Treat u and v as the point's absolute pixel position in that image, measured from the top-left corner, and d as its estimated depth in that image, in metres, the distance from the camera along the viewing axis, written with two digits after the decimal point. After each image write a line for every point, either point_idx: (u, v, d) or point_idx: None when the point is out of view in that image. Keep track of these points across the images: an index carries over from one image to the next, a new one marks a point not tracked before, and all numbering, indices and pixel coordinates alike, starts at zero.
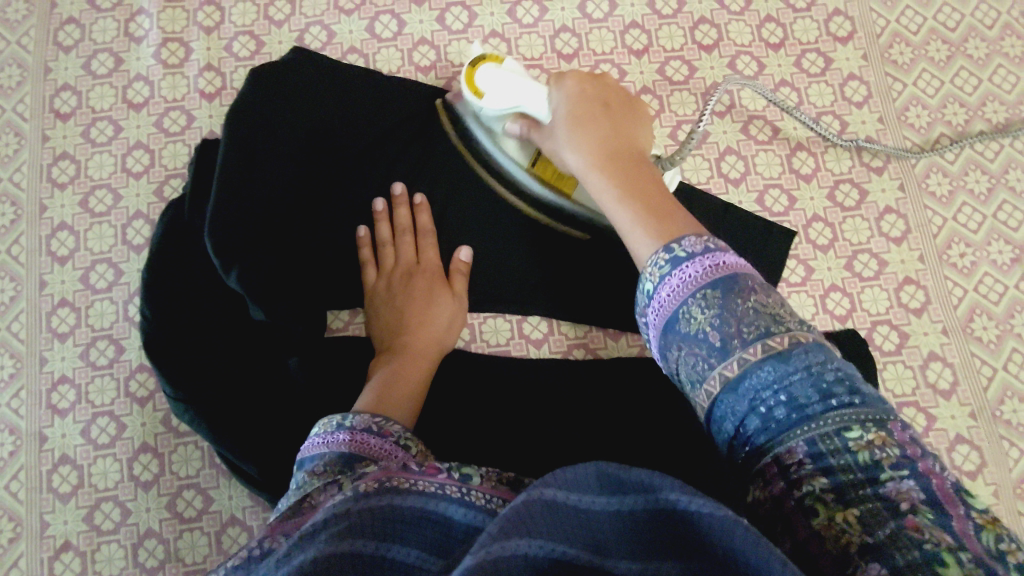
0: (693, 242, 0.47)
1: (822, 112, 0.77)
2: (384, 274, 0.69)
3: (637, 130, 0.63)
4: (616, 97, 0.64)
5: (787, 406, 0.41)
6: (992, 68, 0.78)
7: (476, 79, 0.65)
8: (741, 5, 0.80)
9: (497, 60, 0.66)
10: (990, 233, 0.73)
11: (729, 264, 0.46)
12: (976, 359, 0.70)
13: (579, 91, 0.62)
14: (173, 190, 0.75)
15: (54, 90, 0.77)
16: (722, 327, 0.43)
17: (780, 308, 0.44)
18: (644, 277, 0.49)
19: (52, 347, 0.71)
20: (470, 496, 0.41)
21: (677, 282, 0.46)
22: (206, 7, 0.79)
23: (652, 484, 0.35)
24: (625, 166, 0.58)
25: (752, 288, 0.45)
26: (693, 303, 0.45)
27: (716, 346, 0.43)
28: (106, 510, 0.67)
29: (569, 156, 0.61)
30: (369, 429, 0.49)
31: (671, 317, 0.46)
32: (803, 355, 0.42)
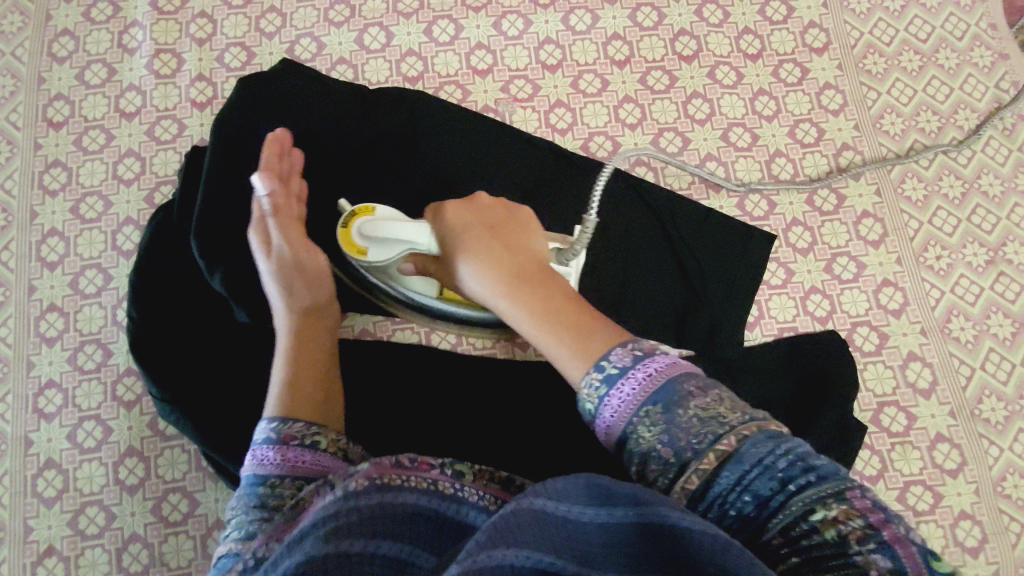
0: (621, 354, 0.47)
1: (800, 120, 0.79)
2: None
3: (529, 240, 0.61)
4: (493, 210, 0.63)
5: (753, 502, 0.40)
6: (963, 77, 0.80)
7: (355, 239, 0.64)
8: (720, 18, 0.82)
9: (367, 210, 0.65)
10: (965, 236, 0.75)
11: (661, 371, 0.45)
12: (954, 359, 0.71)
13: (461, 220, 0.62)
14: (163, 196, 0.76)
15: (48, 99, 0.79)
16: (671, 443, 0.43)
17: (723, 405, 0.43)
18: (582, 400, 0.47)
19: (40, 352, 0.71)
20: (464, 492, 0.44)
21: (617, 402, 0.45)
22: (198, 19, 0.81)
23: (640, 498, 0.38)
24: (532, 281, 0.56)
25: (692, 393, 0.43)
26: (638, 422, 0.44)
27: (671, 463, 0.42)
28: (91, 515, 0.67)
29: (472, 282, 0.59)
30: (266, 441, 0.51)
31: (620, 434, 0.45)
32: (751, 449, 0.40)
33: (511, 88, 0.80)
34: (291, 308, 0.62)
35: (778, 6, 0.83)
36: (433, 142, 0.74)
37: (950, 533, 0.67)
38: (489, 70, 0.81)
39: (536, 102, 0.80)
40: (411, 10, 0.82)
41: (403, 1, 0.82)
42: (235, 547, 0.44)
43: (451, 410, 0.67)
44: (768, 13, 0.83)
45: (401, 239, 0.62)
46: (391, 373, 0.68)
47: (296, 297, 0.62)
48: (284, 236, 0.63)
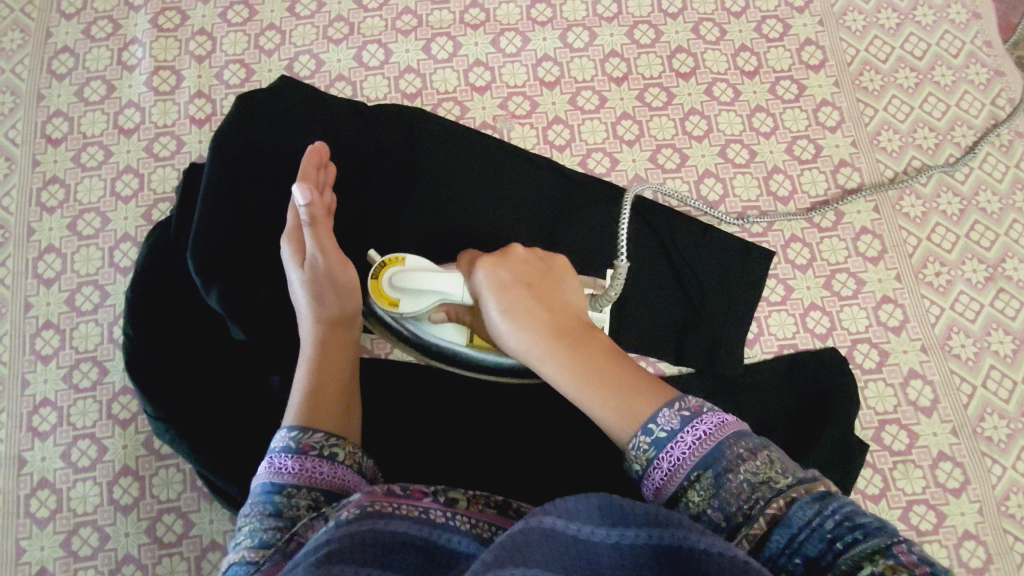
0: (668, 416, 0.45)
1: (797, 136, 0.79)
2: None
3: (563, 296, 0.57)
4: (525, 265, 0.58)
5: (803, 565, 0.38)
6: (959, 94, 0.80)
7: (386, 291, 0.62)
8: (717, 35, 0.83)
9: (398, 259, 0.63)
10: (964, 252, 0.75)
11: (711, 433, 0.44)
12: (956, 377, 0.71)
13: (496, 276, 0.56)
14: (161, 213, 0.76)
15: (47, 116, 0.79)
16: (721, 507, 0.42)
17: (773, 468, 0.42)
18: (631, 461, 0.46)
19: (35, 370, 0.71)
20: (454, 521, 0.43)
21: (667, 466, 0.44)
22: (198, 37, 0.81)
23: (657, 517, 0.37)
24: (574, 341, 0.52)
25: (740, 455, 0.43)
26: (689, 487, 0.43)
27: (723, 529, 0.42)
28: (85, 536, 0.66)
29: (505, 337, 0.54)
30: (284, 450, 0.50)
31: (670, 498, 0.44)
32: (800, 512, 0.39)
33: (509, 105, 0.80)
34: (318, 318, 0.60)
35: (775, 23, 0.83)
36: (432, 162, 0.74)
37: (954, 554, 0.66)
38: (487, 87, 0.81)
39: (535, 119, 0.80)
40: (410, 28, 0.82)
41: (402, 19, 0.83)
42: (247, 556, 0.43)
43: (446, 434, 0.66)
44: (764, 31, 0.83)
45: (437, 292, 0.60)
46: (386, 396, 0.68)
47: (325, 309, 0.60)
48: (319, 245, 0.60)
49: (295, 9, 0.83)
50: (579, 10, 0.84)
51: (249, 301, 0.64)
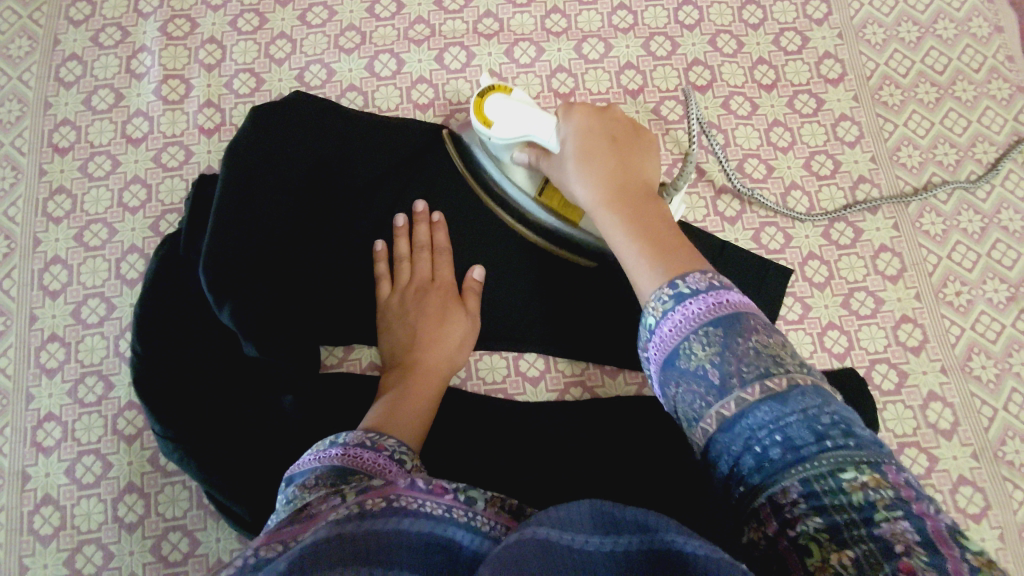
0: (697, 279, 0.47)
1: (815, 152, 0.78)
2: (398, 289, 0.69)
3: (642, 159, 0.61)
4: (618, 130, 0.62)
5: (782, 446, 0.40)
6: (980, 109, 0.79)
7: (485, 108, 0.63)
8: (734, 48, 0.82)
9: (505, 90, 0.64)
10: (985, 271, 0.74)
11: (735, 303, 0.45)
12: (976, 399, 0.70)
13: (585, 129, 0.60)
14: (169, 225, 0.75)
15: (54, 124, 0.78)
16: (722, 366, 0.43)
17: (783, 350, 0.44)
18: (647, 312, 0.48)
19: (40, 384, 0.69)
20: (476, 521, 0.38)
21: (680, 318, 0.46)
22: (207, 45, 0.80)
23: (646, 524, 0.36)
24: (637, 207, 0.57)
25: (754, 329, 0.44)
26: (694, 340, 0.45)
27: (714, 384, 0.43)
28: (89, 554, 0.65)
29: (579, 189, 0.59)
30: (362, 444, 0.50)
31: (673, 351, 0.46)
32: (799, 397, 0.41)
33: None
34: (441, 358, 0.66)
35: (793, 36, 0.82)
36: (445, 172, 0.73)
37: None
38: None
39: None
40: (423, 37, 0.81)
41: (415, 29, 0.82)
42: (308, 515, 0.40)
43: (458, 446, 0.67)
44: (782, 43, 0.82)
45: (529, 130, 0.61)
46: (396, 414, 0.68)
47: (456, 356, 0.67)
48: (470, 306, 0.69)
49: (306, 18, 0.82)
50: (594, 21, 0.82)
51: (259, 317, 0.62)
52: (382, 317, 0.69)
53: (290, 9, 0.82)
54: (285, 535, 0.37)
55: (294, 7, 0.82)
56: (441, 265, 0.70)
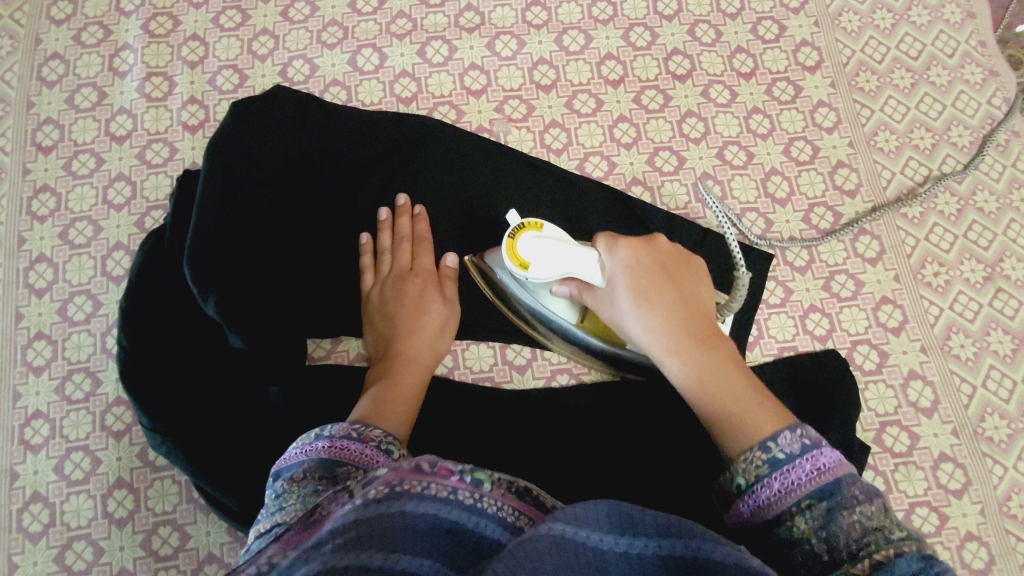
0: (789, 439, 0.46)
1: (794, 138, 0.79)
2: (380, 280, 0.69)
3: (695, 292, 0.60)
4: (664, 259, 0.61)
5: None
6: (955, 94, 0.81)
7: (519, 251, 0.61)
8: (713, 37, 0.83)
9: (536, 225, 0.62)
10: (962, 252, 0.75)
11: (833, 466, 0.45)
12: (955, 377, 0.71)
13: (633, 261, 0.60)
14: (154, 221, 0.75)
15: (37, 123, 0.78)
16: (829, 540, 0.42)
17: (888, 520, 0.42)
18: (737, 472, 0.47)
19: (27, 382, 0.69)
20: (482, 503, 0.38)
21: (779, 485, 0.45)
22: (190, 42, 0.80)
23: (667, 528, 0.36)
24: (703, 348, 0.55)
25: (857, 497, 0.43)
26: (796, 510, 0.44)
27: (823, 560, 0.41)
28: (79, 550, 0.65)
29: (638, 331, 0.58)
30: (349, 436, 0.49)
31: (775, 517, 0.45)
32: (907, 563, 0.38)
33: (506, 108, 0.80)
34: (425, 347, 0.66)
35: (770, 25, 0.83)
36: (431, 165, 0.74)
37: (957, 555, 0.66)
38: (483, 91, 0.80)
39: (531, 122, 0.79)
40: (405, 31, 0.82)
41: (397, 23, 0.82)
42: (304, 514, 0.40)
43: (449, 436, 0.67)
44: (760, 32, 0.83)
45: (569, 266, 0.60)
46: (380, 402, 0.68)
47: (440, 346, 0.68)
48: (449, 297, 0.70)
49: (289, 14, 0.82)
50: (574, 13, 0.83)
51: (244, 309, 0.62)
52: (367, 310, 0.69)
53: (272, 5, 0.82)
54: (289, 527, 0.36)
55: (276, 3, 0.82)
56: (422, 255, 0.71)
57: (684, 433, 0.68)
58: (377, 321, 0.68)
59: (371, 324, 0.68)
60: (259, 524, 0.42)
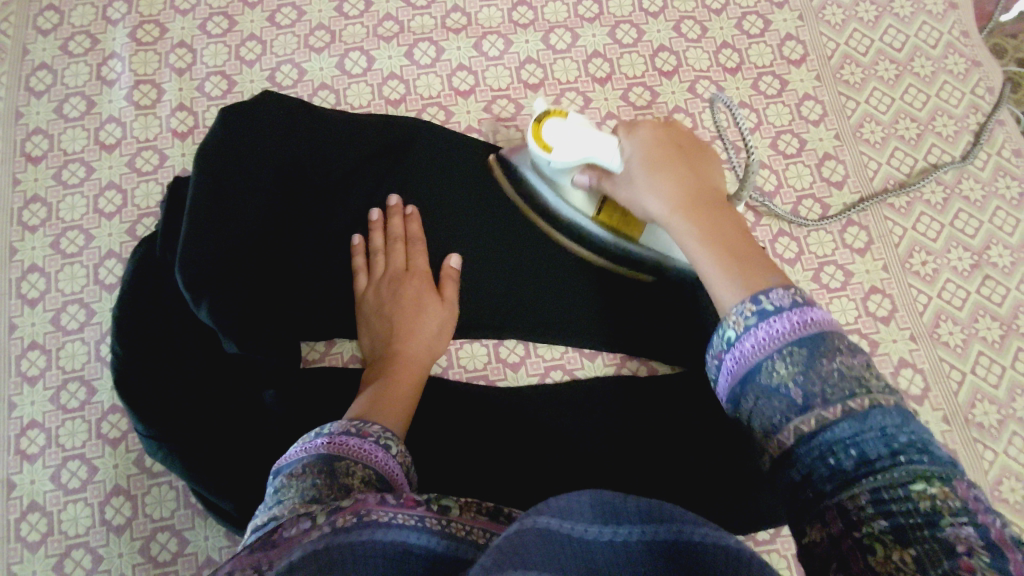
0: (781, 294, 0.41)
1: (781, 131, 0.80)
2: (374, 281, 0.70)
3: (712, 169, 0.59)
4: (683, 141, 0.60)
5: (855, 460, 0.35)
6: (938, 85, 0.81)
7: (542, 133, 0.64)
8: (698, 33, 0.83)
9: (561, 113, 0.65)
10: (949, 241, 0.76)
11: (821, 321, 0.40)
12: (945, 364, 0.72)
13: (649, 139, 0.59)
14: (145, 229, 0.75)
15: (26, 133, 0.78)
16: (806, 386, 0.38)
17: (871, 374, 0.38)
18: (726, 324, 0.43)
19: (22, 392, 0.69)
20: (451, 528, 0.38)
21: (763, 335, 0.40)
22: (177, 49, 0.81)
23: (652, 513, 0.35)
24: (712, 214, 0.53)
25: (842, 349, 0.38)
26: (777, 359, 0.39)
27: (797, 405, 0.38)
28: (77, 558, 0.65)
29: (649, 204, 0.56)
30: (348, 432, 0.49)
31: (752, 367, 0.41)
32: (879, 415, 0.35)
33: (494, 108, 0.80)
34: (421, 344, 0.67)
35: (755, 20, 0.84)
36: (421, 166, 0.75)
37: None
38: (471, 91, 0.81)
39: (519, 121, 0.80)
40: (392, 34, 0.82)
41: (383, 26, 0.83)
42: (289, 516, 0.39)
43: (445, 435, 0.68)
44: (745, 27, 0.84)
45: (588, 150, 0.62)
46: None
47: (438, 345, 0.69)
48: (447, 294, 0.70)
49: (276, 19, 0.82)
50: (560, 12, 0.84)
51: (238, 314, 0.62)
52: (360, 310, 0.70)
53: (258, 11, 0.82)
54: (255, 559, 0.35)
55: (262, 8, 0.83)
56: (418, 256, 0.71)
57: (681, 423, 0.68)
58: (371, 322, 0.69)
59: (367, 325, 0.69)
60: (254, 520, 0.42)
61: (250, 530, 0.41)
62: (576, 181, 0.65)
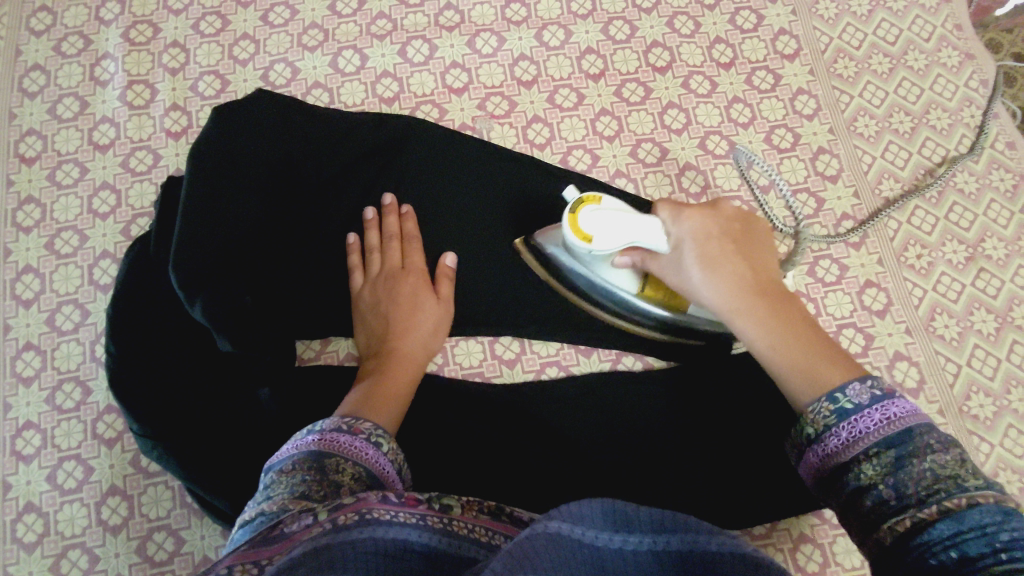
0: (858, 390, 0.44)
1: (775, 126, 0.80)
2: (370, 280, 0.69)
3: (764, 256, 0.56)
4: (732, 221, 0.57)
5: (957, 559, 0.35)
6: (932, 77, 0.81)
7: (580, 222, 0.57)
8: (691, 29, 0.83)
9: (595, 199, 0.59)
10: (944, 234, 0.76)
11: (905, 414, 0.42)
12: (941, 357, 0.72)
13: (699, 224, 0.56)
14: (140, 228, 0.75)
15: (20, 135, 0.78)
16: (897, 485, 0.40)
17: (962, 469, 0.39)
18: (807, 424, 0.46)
19: (17, 393, 0.69)
20: (452, 526, 0.39)
21: (848, 434, 0.43)
22: (171, 49, 0.81)
23: (662, 523, 0.36)
24: (776, 307, 0.52)
25: (929, 446, 0.40)
26: (865, 459, 0.42)
27: (891, 503, 0.39)
28: (74, 558, 0.65)
29: (709, 297, 0.54)
30: (339, 428, 0.49)
31: (842, 465, 0.43)
32: (976, 514, 0.36)
33: (488, 105, 0.80)
34: (416, 344, 0.67)
35: (748, 14, 0.84)
36: (415, 163, 0.75)
37: None
38: (464, 89, 0.81)
39: (513, 118, 0.80)
40: (385, 32, 0.82)
41: (377, 24, 0.83)
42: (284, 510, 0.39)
43: (439, 432, 0.68)
44: (738, 22, 0.84)
45: (632, 235, 0.56)
46: None
47: (433, 344, 0.68)
48: (442, 295, 0.70)
49: (269, 18, 0.82)
50: (553, 8, 0.84)
51: (231, 312, 0.62)
52: (358, 309, 0.69)
53: (252, 10, 0.82)
54: (258, 556, 0.35)
55: (255, 8, 0.83)
56: (416, 256, 0.71)
57: (672, 422, 0.69)
58: (366, 323, 0.69)
59: (362, 323, 0.69)
60: (243, 515, 0.42)
61: (239, 525, 0.41)
62: (617, 263, 0.61)
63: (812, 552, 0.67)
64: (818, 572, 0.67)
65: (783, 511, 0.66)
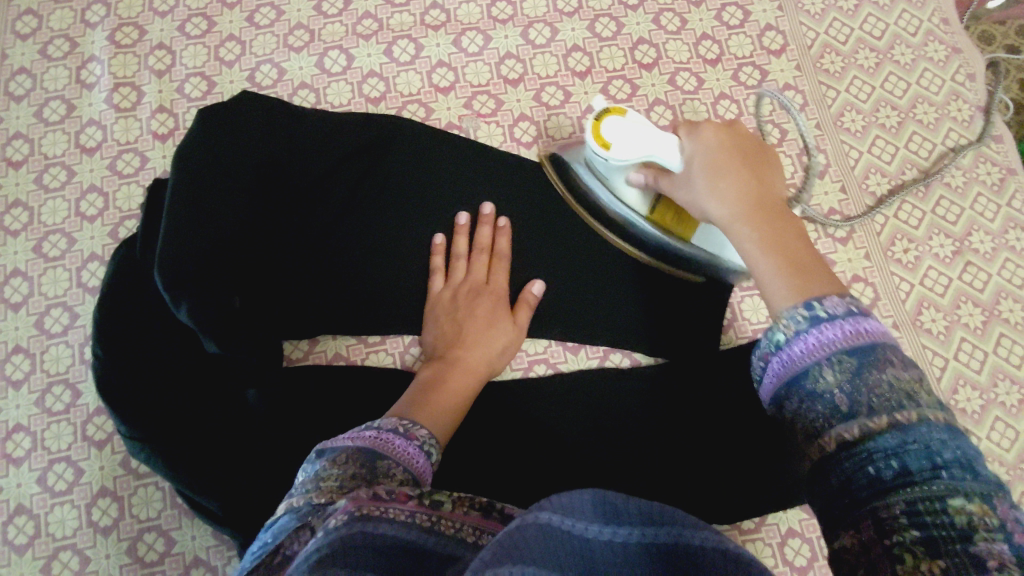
0: (836, 303, 0.38)
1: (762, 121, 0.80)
2: (452, 285, 0.71)
3: (777, 179, 0.54)
4: (751, 144, 0.55)
5: (895, 472, 0.32)
6: (919, 72, 0.81)
7: (602, 132, 0.60)
8: (678, 25, 0.83)
9: (620, 111, 0.61)
10: (931, 228, 0.76)
11: (876, 332, 0.37)
12: (928, 351, 0.72)
13: (717, 142, 0.54)
14: (127, 231, 0.75)
15: (6, 138, 0.78)
16: (853, 394, 0.35)
17: (921, 386, 0.35)
18: (773, 326, 0.39)
19: (7, 396, 0.70)
20: (441, 524, 0.37)
21: (814, 341, 0.37)
22: (156, 52, 0.81)
23: (655, 516, 0.35)
24: (779, 222, 0.48)
25: (893, 361, 0.36)
26: (825, 365, 0.36)
27: (841, 413, 0.35)
28: (65, 559, 0.65)
29: (711, 207, 0.52)
30: (396, 431, 0.50)
31: (798, 372, 0.37)
32: (925, 430, 0.33)
33: (474, 104, 0.80)
34: (484, 358, 0.67)
35: (734, 10, 0.84)
36: (403, 164, 0.74)
37: None
38: (451, 88, 0.81)
39: (500, 117, 0.80)
40: (371, 32, 0.82)
41: (363, 24, 0.83)
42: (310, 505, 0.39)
43: None
44: (725, 18, 0.84)
45: (648, 150, 0.57)
46: (348, 399, 0.69)
47: (500, 363, 0.69)
48: (518, 322, 0.70)
49: (255, 19, 0.82)
50: (539, 6, 0.84)
51: (214, 318, 0.62)
52: (433, 310, 0.71)
53: (237, 11, 0.82)
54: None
55: (241, 9, 0.83)
56: (501, 272, 0.72)
57: (657, 417, 0.69)
58: (437, 327, 0.70)
59: (435, 324, 0.70)
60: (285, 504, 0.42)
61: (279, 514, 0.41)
62: (630, 179, 0.60)
63: (800, 546, 0.68)
64: (805, 566, 0.68)
65: (767, 510, 0.66)
